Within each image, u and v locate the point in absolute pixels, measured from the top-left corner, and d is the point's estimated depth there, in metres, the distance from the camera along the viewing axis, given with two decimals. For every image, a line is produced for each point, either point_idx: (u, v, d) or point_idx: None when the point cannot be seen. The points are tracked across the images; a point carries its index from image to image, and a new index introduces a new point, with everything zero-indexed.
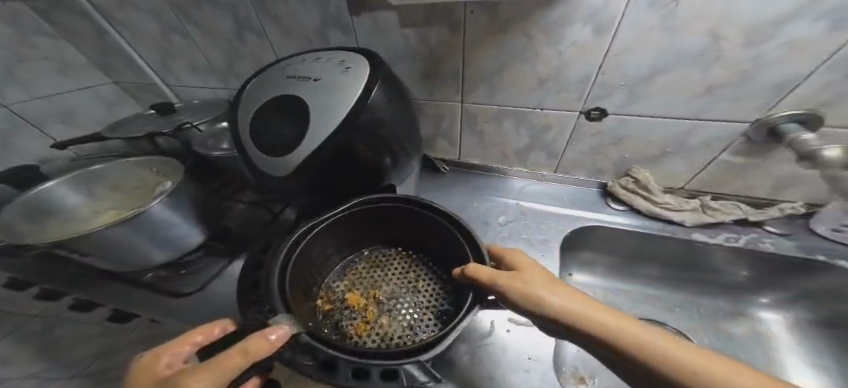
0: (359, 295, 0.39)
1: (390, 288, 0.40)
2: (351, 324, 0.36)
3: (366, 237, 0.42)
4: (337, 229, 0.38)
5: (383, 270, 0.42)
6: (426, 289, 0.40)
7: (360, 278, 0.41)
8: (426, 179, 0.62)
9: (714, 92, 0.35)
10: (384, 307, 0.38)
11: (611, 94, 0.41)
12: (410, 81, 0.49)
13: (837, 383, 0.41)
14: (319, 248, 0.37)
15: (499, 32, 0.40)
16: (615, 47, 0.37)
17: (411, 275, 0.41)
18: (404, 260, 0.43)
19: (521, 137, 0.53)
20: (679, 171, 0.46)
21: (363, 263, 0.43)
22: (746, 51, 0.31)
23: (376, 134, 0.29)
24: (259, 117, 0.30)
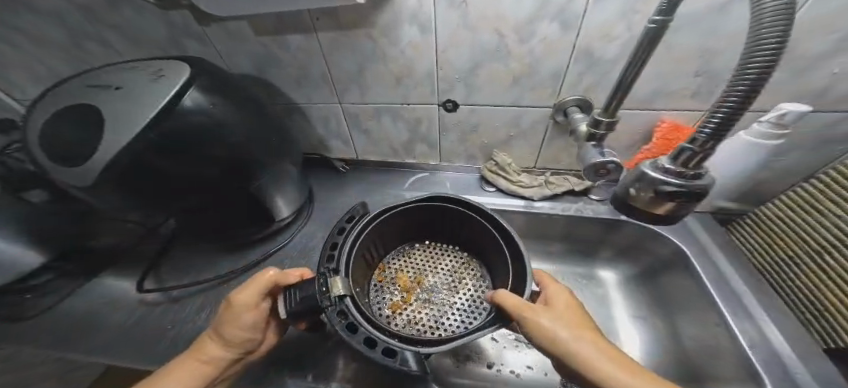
0: (407, 279, 0.43)
1: (434, 279, 0.44)
2: (391, 300, 0.41)
3: (438, 232, 0.44)
4: (395, 223, 0.40)
5: (442, 262, 0.45)
6: (461, 289, 0.43)
7: (411, 263, 0.45)
8: (322, 177, 0.65)
9: (518, 81, 0.44)
10: (423, 295, 0.43)
11: (453, 88, 0.47)
12: (284, 84, 0.52)
13: (657, 326, 0.46)
14: (385, 234, 0.40)
15: (347, 33, 0.43)
16: (441, 46, 0.42)
17: (458, 270, 0.44)
18: (455, 255, 0.45)
19: (401, 131, 0.57)
20: (525, 152, 0.55)
21: (420, 250, 0.46)
22: (522, 47, 0.39)
23: (219, 139, 0.33)
24: (53, 127, 0.29)
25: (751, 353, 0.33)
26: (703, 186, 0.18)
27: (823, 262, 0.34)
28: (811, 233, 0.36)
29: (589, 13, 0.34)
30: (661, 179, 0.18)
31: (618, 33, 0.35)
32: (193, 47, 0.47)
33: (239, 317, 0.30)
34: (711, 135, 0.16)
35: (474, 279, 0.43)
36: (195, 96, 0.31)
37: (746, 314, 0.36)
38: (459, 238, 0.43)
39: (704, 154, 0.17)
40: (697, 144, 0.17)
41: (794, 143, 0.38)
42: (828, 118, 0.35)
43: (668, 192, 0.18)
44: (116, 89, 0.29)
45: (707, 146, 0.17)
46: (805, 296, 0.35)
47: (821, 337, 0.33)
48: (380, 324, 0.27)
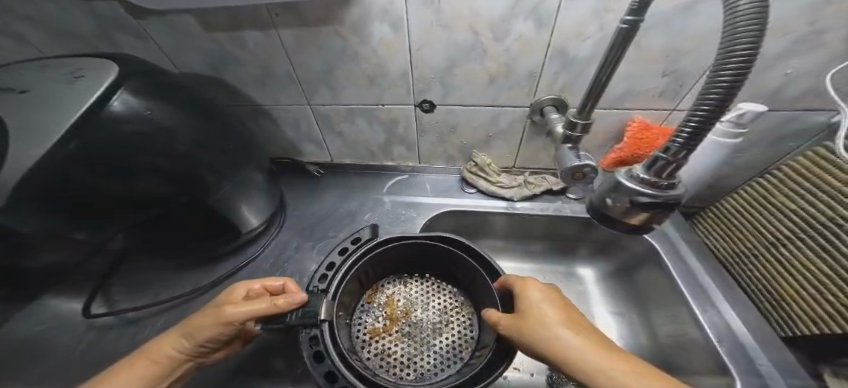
0: (396, 307, 0.41)
1: (420, 315, 0.41)
2: (371, 326, 0.39)
3: (440, 268, 0.42)
4: (401, 251, 0.40)
5: (434, 300, 0.42)
6: (448, 332, 0.39)
7: (406, 292, 0.42)
8: (296, 183, 0.61)
9: (495, 81, 0.43)
10: (404, 328, 0.40)
11: (429, 88, 0.46)
12: (246, 84, 0.48)
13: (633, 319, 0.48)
14: (389, 260, 0.40)
15: (312, 31, 0.40)
16: (415, 45, 0.40)
17: (449, 312, 0.41)
18: (452, 295, 0.42)
19: (376, 132, 0.55)
20: (504, 152, 0.54)
21: (418, 281, 0.43)
22: (498, 45, 0.38)
23: (162, 146, 0.29)
24: None
25: (719, 346, 0.34)
26: (677, 197, 0.18)
27: (777, 253, 0.36)
28: (765, 226, 0.38)
29: (562, 13, 0.33)
30: (636, 190, 0.18)
31: (590, 32, 0.34)
32: (130, 43, 0.42)
33: (214, 326, 0.28)
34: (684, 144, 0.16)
35: (461, 329, 0.39)
36: (125, 97, 0.27)
37: (711, 306, 0.38)
38: (458, 278, 0.41)
39: (677, 163, 0.17)
40: (671, 154, 0.17)
41: (752, 141, 0.41)
42: (782, 116, 0.37)
43: (645, 203, 0.18)
44: (21, 93, 0.26)
45: (681, 156, 0.17)
46: (762, 286, 0.37)
47: (776, 325, 0.36)
48: (351, 363, 0.29)
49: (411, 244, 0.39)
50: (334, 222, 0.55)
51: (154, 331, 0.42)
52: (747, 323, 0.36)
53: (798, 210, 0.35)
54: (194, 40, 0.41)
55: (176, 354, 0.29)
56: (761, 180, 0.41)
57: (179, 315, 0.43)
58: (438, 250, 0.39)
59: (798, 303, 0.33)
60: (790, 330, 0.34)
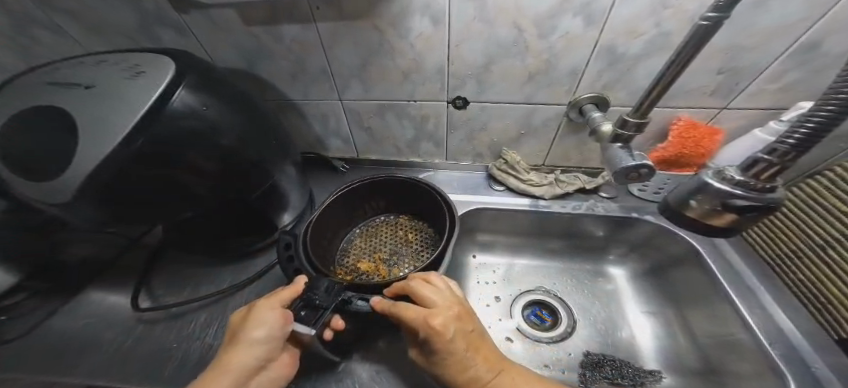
0: (369, 262, 0.47)
1: (387, 247, 0.49)
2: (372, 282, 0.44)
3: (367, 210, 0.52)
4: (338, 209, 0.47)
5: (380, 234, 0.51)
6: (415, 238, 0.50)
7: (364, 249, 0.49)
8: (323, 178, 0.61)
9: (534, 79, 0.42)
10: (390, 261, 0.47)
11: (465, 85, 0.45)
12: (277, 79, 0.47)
13: (667, 319, 0.48)
14: (332, 223, 0.47)
15: (350, 25, 0.38)
16: (455, 40, 0.39)
17: (399, 227, 0.52)
18: (387, 220, 0.53)
19: (406, 129, 0.54)
20: (535, 149, 0.53)
21: (362, 236, 0.51)
22: (542, 42, 0.38)
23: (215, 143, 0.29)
24: (6, 134, 0.25)
25: (771, 349, 0.35)
26: (772, 203, 0.17)
27: (824, 256, 0.37)
28: (811, 230, 0.38)
29: (615, 8, 0.32)
30: (729, 192, 0.18)
31: (643, 29, 0.33)
32: (169, 37, 0.42)
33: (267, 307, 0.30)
34: (792, 147, 0.16)
35: (417, 229, 0.50)
36: (183, 94, 0.27)
37: (761, 309, 0.39)
38: (388, 204, 0.52)
39: (782, 165, 0.16)
40: (776, 155, 0.16)
41: None
42: None
43: (738, 207, 0.18)
44: (85, 89, 0.25)
45: (787, 157, 0.16)
46: (805, 288, 0.38)
47: (830, 326, 0.35)
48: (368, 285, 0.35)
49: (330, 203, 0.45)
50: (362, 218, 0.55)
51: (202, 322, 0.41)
52: (800, 330, 0.36)
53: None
54: (230, 36, 0.40)
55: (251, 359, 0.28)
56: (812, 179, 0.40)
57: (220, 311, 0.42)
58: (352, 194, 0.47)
59: (847, 307, 0.34)
60: (842, 332, 0.34)
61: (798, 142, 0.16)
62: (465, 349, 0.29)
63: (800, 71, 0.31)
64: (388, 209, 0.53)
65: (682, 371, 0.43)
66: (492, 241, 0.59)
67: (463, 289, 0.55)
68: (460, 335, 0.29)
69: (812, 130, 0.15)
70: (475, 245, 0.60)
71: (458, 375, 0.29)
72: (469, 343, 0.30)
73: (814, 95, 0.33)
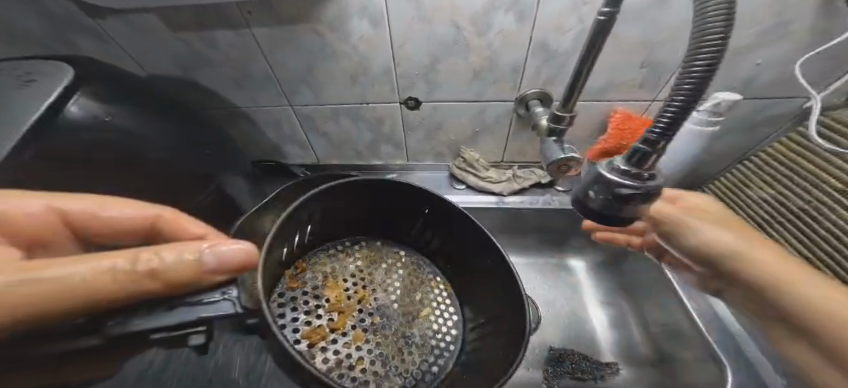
0: None
1: None
2: None
3: None
4: None
5: None
6: None
7: None
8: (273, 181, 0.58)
9: (479, 76, 0.42)
10: None
11: (414, 85, 0.45)
12: (219, 85, 0.45)
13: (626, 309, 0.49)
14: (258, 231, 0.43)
15: (287, 30, 0.38)
16: (397, 40, 0.39)
17: None
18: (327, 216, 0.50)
19: (363, 132, 0.53)
20: (492, 146, 0.54)
21: None
22: (481, 39, 0.38)
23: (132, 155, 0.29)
24: None
25: (708, 336, 0.38)
26: (653, 189, 0.18)
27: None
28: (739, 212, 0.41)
29: (542, 3, 0.33)
30: (618, 182, 0.18)
31: (570, 25, 0.35)
32: (95, 43, 0.40)
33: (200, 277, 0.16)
34: (661, 135, 0.16)
35: None
36: (81, 101, 0.26)
37: (696, 295, 0.42)
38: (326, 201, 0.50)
39: (657, 153, 0.17)
40: (652, 144, 0.17)
41: (728, 130, 0.41)
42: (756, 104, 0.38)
43: (621, 196, 0.18)
44: None
45: (660, 144, 0.17)
46: None
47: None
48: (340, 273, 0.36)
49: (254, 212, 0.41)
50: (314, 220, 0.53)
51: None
52: (729, 313, 0.39)
53: (771, 193, 0.38)
54: (160, 41, 0.39)
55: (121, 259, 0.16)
56: (741, 166, 0.43)
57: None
58: None
59: None
60: None
61: (666, 129, 0.16)
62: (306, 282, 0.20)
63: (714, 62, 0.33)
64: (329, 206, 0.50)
65: (638, 361, 0.44)
66: None
67: None
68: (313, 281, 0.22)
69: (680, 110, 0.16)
70: None
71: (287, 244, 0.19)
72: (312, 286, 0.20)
73: (727, 86, 0.35)
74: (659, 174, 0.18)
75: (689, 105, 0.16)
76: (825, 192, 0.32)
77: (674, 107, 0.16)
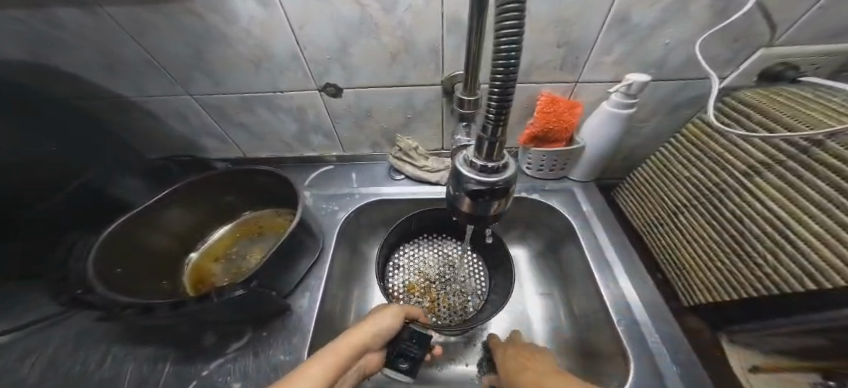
0: (223, 263, 0.45)
1: (241, 241, 0.47)
2: (230, 275, 0.43)
3: (225, 209, 0.47)
4: (185, 204, 0.42)
5: (234, 230, 0.48)
6: (281, 220, 0.48)
7: (216, 249, 0.46)
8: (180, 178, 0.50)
9: (398, 59, 0.39)
10: (245, 253, 0.46)
11: (329, 71, 0.40)
12: (88, 72, 0.40)
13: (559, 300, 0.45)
14: (156, 227, 0.40)
15: (155, 7, 0.33)
16: (296, 22, 0.35)
17: (255, 219, 0.49)
18: (242, 214, 0.49)
19: (285, 121, 0.49)
20: (429, 134, 0.51)
21: (213, 236, 0.48)
22: (388, 18, 0.34)
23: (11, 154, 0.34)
24: None
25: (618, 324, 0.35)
26: (502, 183, 0.17)
27: (675, 221, 0.36)
28: (666, 196, 0.38)
29: None
30: (471, 175, 0.17)
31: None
32: None
33: (411, 349, 0.34)
34: (494, 121, 0.15)
35: (278, 213, 0.49)
36: None
37: (613, 281, 0.38)
38: (242, 200, 0.48)
39: (497, 141, 0.16)
40: (488, 133, 0.15)
41: (652, 111, 0.41)
42: (672, 85, 0.37)
43: (475, 191, 0.17)
44: None
45: (498, 133, 0.15)
46: (668, 255, 0.37)
47: (683, 292, 0.34)
48: (300, 268, 0.40)
49: (149, 210, 0.38)
50: (233, 215, 0.48)
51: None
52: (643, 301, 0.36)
53: (690, 177, 0.34)
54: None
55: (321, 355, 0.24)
56: (671, 141, 0.39)
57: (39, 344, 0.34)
58: (194, 191, 0.42)
59: (692, 271, 0.33)
60: (689, 300, 0.33)
61: (497, 115, 0.15)
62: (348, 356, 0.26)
63: (620, 44, 0.33)
64: (248, 204, 0.48)
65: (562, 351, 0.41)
66: None
67: (365, 287, 0.52)
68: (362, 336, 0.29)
69: (501, 95, 0.14)
70: (386, 239, 0.57)
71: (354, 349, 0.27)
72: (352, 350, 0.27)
73: (642, 68, 0.35)
74: (509, 165, 0.17)
75: (510, 76, 0.13)
76: (731, 180, 0.30)
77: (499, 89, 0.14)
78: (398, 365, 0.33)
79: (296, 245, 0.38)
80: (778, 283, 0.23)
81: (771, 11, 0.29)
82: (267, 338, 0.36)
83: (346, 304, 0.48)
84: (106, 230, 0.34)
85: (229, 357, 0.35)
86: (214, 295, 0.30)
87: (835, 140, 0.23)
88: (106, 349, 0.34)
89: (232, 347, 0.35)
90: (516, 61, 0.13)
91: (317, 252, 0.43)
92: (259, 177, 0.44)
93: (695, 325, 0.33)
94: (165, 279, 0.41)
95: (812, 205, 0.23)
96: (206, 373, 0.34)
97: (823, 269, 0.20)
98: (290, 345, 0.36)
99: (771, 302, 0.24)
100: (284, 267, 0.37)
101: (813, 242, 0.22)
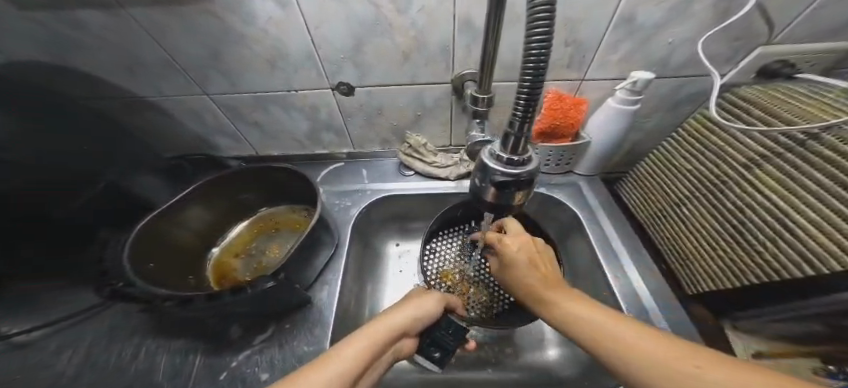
0: (245, 259, 0.46)
1: (260, 238, 0.49)
2: (251, 271, 0.45)
3: (241, 206, 0.49)
4: (205, 201, 0.44)
5: (252, 227, 0.50)
6: (297, 216, 0.50)
7: (237, 245, 0.48)
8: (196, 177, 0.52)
9: (409, 58, 0.40)
10: (265, 250, 0.47)
11: (342, 70, 0.42)
12: (105, 72, 0.41)
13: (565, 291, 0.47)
14: (178, 224, 0.41)
15: (176, 10, 0.34)
16: (312, 22, 0.36)
17: (271, 216, 0.50)
18: (259, 212, 0.51)
19: (298, 120, 0.50)
20: (438, 130, 0.53)
21: (233, 232, 0.49)
22: (401, 18, 0.36)
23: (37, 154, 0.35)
24: None
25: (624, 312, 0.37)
26: (526, 174, 0.18)
27: (678, 213, 0.37)
28: (669, 189, 0.39)
29: None
30: (498, 168, 0.18)
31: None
32: None
33: (444, 339, 0.35)
34: (522, 117, 0.16)
35: (294, 210, 0.50)
36: None
37: (621, 272, 0.40)
38: (258, 197, 0.49)
39: (523, 137, 0.17)
40: (515, 129, 0.17)
41: (654, 107, 0.43)
42: (673, 82, 0.39)
43: (501, 182, 0.18)
44: None
45: (524, 129, 0.17)
46: (671, 245, 0.38)
47: (687, 281, 0.36)
48: (319, 262, 0.42)
49: (172, 207, 0.40)
50: (249, 211, 0.50)
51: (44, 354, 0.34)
52: (650, 289, 0.38)
53: (693, 171, 0.36)
54: (20, 22, 0.34)
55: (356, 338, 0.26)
56: (673, 136, 0.41)
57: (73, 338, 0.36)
58: (213, 188, 0.44)
59: (695, 260, 0.35)
60: (693, 287, 0.35)
61: (525, 113, 0.16)
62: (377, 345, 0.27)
63: (625, 42, 0.34)
64: (263, 201, 0.50)
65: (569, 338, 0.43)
66: (411, 228, 0.58)
67: (377, 281, 0.54)
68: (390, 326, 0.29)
69: (529, 94, 0.15)
70: (396, 234, 0.58)
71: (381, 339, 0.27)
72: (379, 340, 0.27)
73: (646, 65, 0.37)
74: (532, 157, 0.19)
75: (540, 76, 0.15)
76: (732, 173, 0.31)
77: (527, 90, 0.15)
78: (431, 352, 0.35)
79: (315, 238, 0.39)
80: (779, 270, 0.25)
81: (768, 11, 0.31)
82: (291, 329, 0.38)
83: (360, 297, 0.49)
84: (135, 229, 0.35)
85: (255, 349, 0.37)
86: (247, 287, 0.31)
87: (830, 134, 0.24)
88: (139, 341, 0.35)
89: (258, 339, 0.37)
90: (545, 62, 0.15)
91: (333, 247, 0.45)
92: (275, 175, 0.46)
93: (697, 312, 0.35)
94: (189, 274, 0.42)
95: (810, 196, 0.24)
96: (235, 365, 0.35)
97: (823, 256, 0.22)
98: (312, 336, 0.38)
99: (771, 286, 0.26)
100: (303, 260, 0.38)
101: (811, 231, 0.23)
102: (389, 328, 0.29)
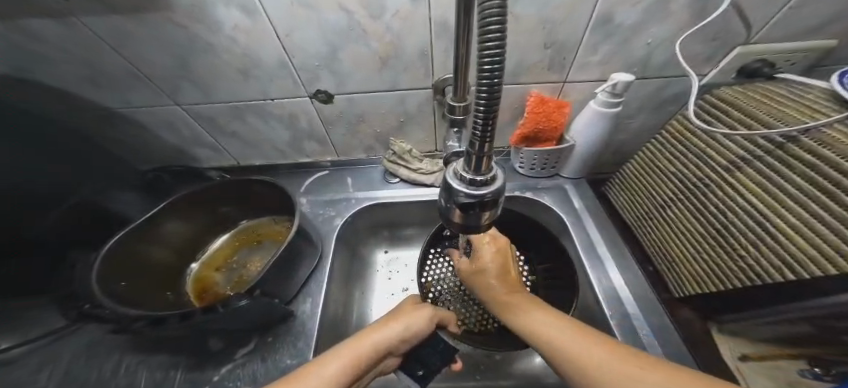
0: (224, 274, 0.45)
1: (240, 252, 0.47)
2: (231, 286, 0.43)
3: (223, 218, 0.47)
4: (183, 215, 0.43)
5: (235, 241, 0.49)
6: (283, 229, 0.48)
7: (219, 259, 0.47)
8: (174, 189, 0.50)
9: (387, 63, 0.39)
10: (244, 264, 0.46)
11: (319, 78, 0.41)
12: (69, 84, 0.40)
13: None
14: (155, 238, 0.40)
15: (137, 19, 0.33)
16: (282, 29, 0.35)
17: (255, 230, 0.49)
18: (241, 225, 0.49)
19: (278, 129, 0.49)
20: (422, 136, 0.52)
21: (218, 245, 0.48)
22: (375, 23, 0.35)
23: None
24: None
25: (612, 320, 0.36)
26: (491, 195, 0.18)
27: (664, 215, 0.37)
28: (654, 190, 0.39)
29: None
30: (460, 188, 0.18)
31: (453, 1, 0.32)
32: None
33: (427, 357, 0.34)
34: (481, 136, 0.16)
35: (278, 222, 0.49)
36: None
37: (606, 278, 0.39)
38: (239, 211, 0.48)
39: (484, 156, 0.17)
40: (474, 148, 0.16)
41: (638, 108, 0.42)
42: (655, 82, 0.38)
43: (465, 203, 0.18)
44: None
45: (484, 149, 0.16)
46: (658, 248, 0.38)
47: (675, 285, 0.35)
48: (301, 277, 0.40)
49: (147, 223, 0.38)
50: (231, 222, 0.49)
51: (21, 372, 0.34)
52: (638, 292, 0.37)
53: (677, 173, 0.36)
54: None
55: (346, 346, 0.27)
56: (657, 137, 0.40)
57: (50, 355, 0.35)
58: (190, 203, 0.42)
59: (682, 264, 0.34)
60: (680, 292, 0.34)
61: (483, 132, 0.15)
62: (353, 369, 0.26)
63: (603, 43, 0.34)
64: (245, 214, 0.49)
65: None
66: (399, 235, 0.57)
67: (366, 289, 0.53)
68: (370, 347, 0.28)
69: (485, 113, 0.15)
70: (385, 242, 0.57)
71: (358, 362, 0.26)
72: (356, 362, 0.26)
73: (626, 67, 0.36)
74: (496, 176, 0.18)
75: (494, 94, 0.14)
76: (713, 175, 0.31)
77: (483, 107, 0.15)
78: (414, 369, 0.33)
79: (293, 252, 0.38)
80: (761, 274, 0.25)
81: (746, 9, 0.30)
82: (273, 344, 0.37)
83: (347, 307, 0.48)
84: (106, 247, 0.34)
85: (238, 363, 0.35)
86: (220, 306, 0.30)
87: (809, 136, 0.24)
88: (118, 358, 0.35)
89: (240, 353, 0.36)
90: (499, 80, 0.14)
91: (317, 259, 0.44)
92: (255, 187, 0.45)
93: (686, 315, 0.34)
94: (167, 290, 0.41)
95: (788, 199, 0.24)
96: (216, 379, 0.34)
97: (802, 261, 0.21)
98: (296, 349, 0.37)
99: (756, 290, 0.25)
100: (283, 275, 0.37)
101: (792, 235, 0.23)
102: (367, 350, 0.27)
